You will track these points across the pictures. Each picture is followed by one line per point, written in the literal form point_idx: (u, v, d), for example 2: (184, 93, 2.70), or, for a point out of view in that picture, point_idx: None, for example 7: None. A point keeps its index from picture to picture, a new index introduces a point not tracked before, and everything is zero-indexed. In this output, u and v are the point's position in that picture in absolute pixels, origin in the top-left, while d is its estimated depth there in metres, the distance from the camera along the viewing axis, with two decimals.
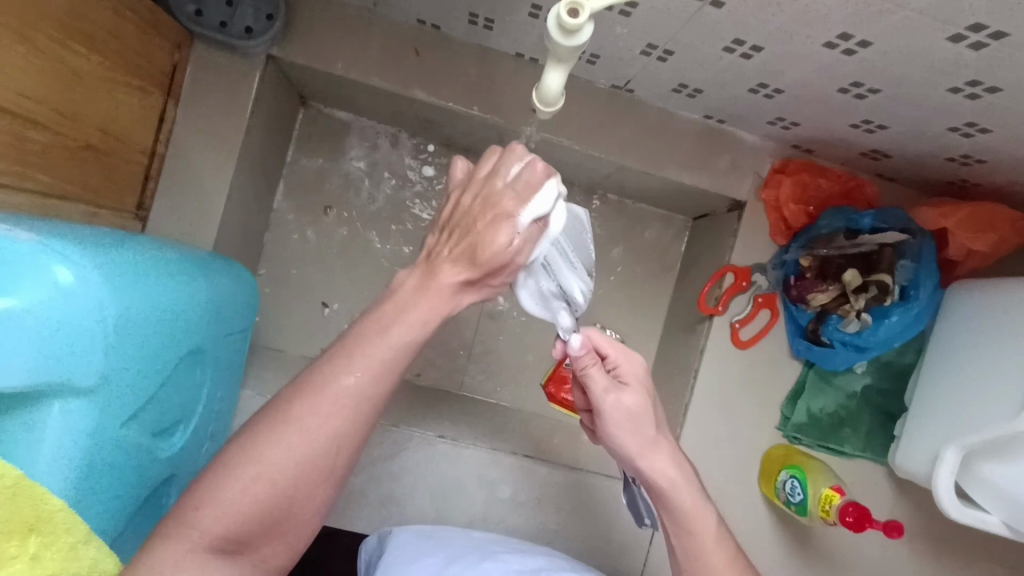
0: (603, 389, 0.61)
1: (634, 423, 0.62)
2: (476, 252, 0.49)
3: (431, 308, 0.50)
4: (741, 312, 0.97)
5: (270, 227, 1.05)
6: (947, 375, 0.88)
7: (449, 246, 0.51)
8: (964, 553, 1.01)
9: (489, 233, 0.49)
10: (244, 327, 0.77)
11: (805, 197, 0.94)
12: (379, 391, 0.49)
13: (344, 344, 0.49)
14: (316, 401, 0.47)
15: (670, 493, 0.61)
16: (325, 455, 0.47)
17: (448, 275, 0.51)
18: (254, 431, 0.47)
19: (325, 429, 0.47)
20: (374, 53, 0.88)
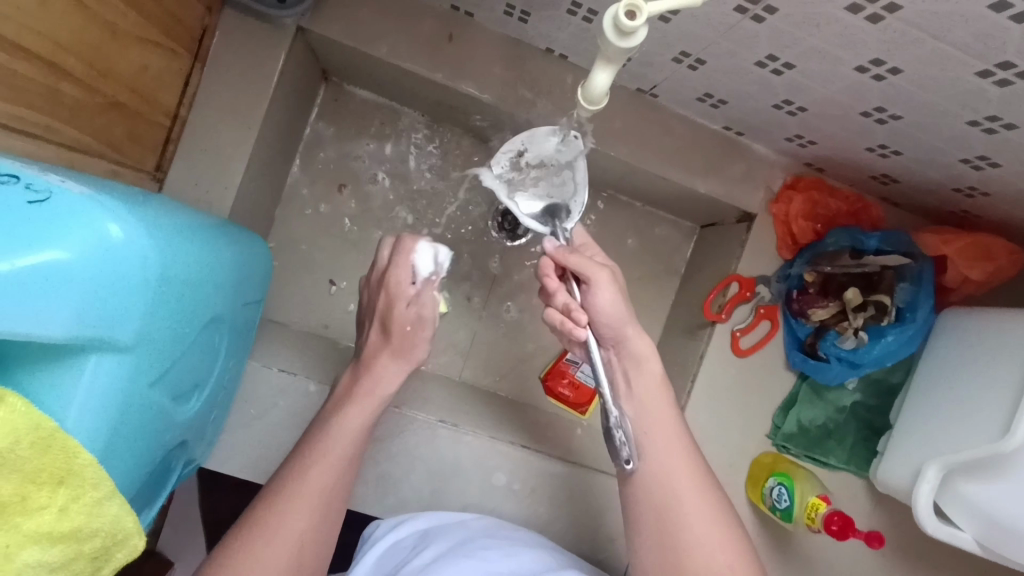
0: (590, 277, 0.70)
1: (618, 312, 0.72)
2: (390, 319, 0.80)
3: (371, 401, 0.78)
4: (743, 321, 0.99)
5: (285, 201, 1.06)
6: (934, 397, 0.92)
7: (376, 337, 0.82)
8: (934, 565, 1.05)
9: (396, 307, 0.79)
10: (256, 298, 0.77)
11: (814, 214, 0.96)
12: (334, 482, 0.73)
13: (306, 452, 0.74)
14: (282, 501, 0.70)
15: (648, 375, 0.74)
16: (287, 561, 0.67)
17: (381, 361, 0.81)
18: (234, 538, 0.68)
19: (287, 534, 0.68)
20: (406, 38, 0.89)
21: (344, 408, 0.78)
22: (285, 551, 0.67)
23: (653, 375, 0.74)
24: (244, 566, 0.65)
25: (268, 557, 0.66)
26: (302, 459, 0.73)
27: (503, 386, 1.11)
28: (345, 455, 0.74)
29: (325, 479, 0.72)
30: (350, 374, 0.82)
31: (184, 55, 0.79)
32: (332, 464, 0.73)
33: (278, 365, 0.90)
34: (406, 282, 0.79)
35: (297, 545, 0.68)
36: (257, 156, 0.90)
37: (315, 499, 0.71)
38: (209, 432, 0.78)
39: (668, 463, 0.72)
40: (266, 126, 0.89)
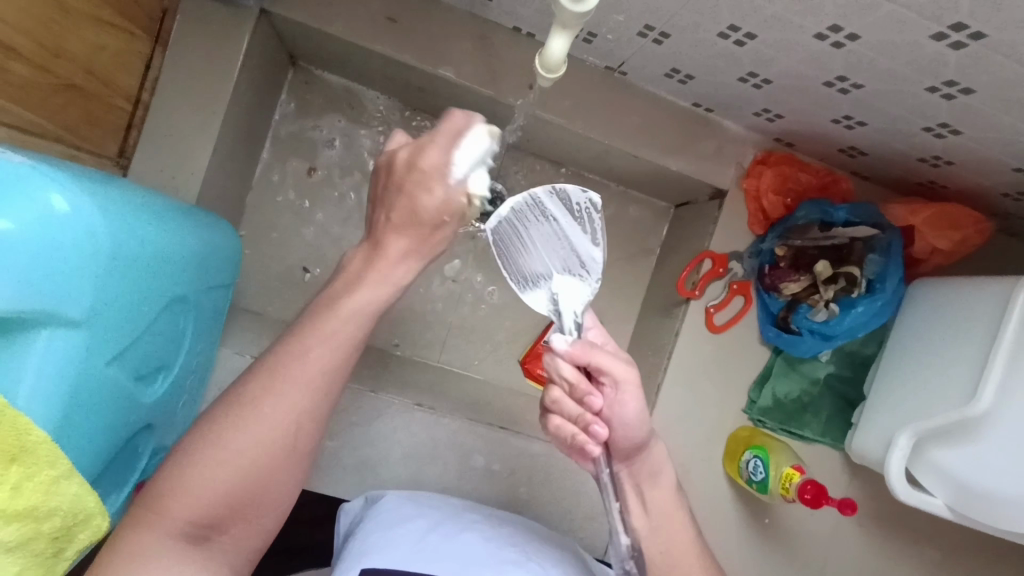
0: (618, 379, 0.60)
1: (642, 423, 0.62)
2: (417, 212, 0.58)
3: (383, 280, 0.60)
4: (716, 297, 1.00)
5: (256, 189, 1.05)
6: (903, 368, 0.93)
7: (388, 216, 0.60)
8: (909, 533, 1.07)
9: (425, 195, 0.57)
10: (224, 282, 0.77)
11: (784, 188, 0.97)
12: (333, 367, 0.58)
13: (303, 326, 0.59)
14: (272, 382, 0.56)
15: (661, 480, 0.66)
16: (280, 437, 0.56)
17: (394, 244, 0.60)
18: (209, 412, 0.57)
19: (277, 411, 0.56)
20: (372, 18, 0.88)
21: (348, 282, 0.61)
22: (258, 437, 0.55)
23: (666, 485, 0.67)
24: (229, 441, 0.54)
25: (260, 427, 0.55)
26: (288, 341, 0.58)
27: (482, 369, 1.11)
28: (359, 314, 0.59)
29: (317, 367, 0.57)
30: (359, 249, 0.62)
31: (143, 38, 0.78)
32: (320, 355, 0.58)
33: (250, 351, 0.90)
34: (425, 159, 0.56)
35: (288, 430, 0.56)
36: (223, 141, 0.89)
37: (306, 385, 0.57)
38: (179, 418, 0.77)
39: (664, 524, 0.65)
40: (231, 111, 0.88)
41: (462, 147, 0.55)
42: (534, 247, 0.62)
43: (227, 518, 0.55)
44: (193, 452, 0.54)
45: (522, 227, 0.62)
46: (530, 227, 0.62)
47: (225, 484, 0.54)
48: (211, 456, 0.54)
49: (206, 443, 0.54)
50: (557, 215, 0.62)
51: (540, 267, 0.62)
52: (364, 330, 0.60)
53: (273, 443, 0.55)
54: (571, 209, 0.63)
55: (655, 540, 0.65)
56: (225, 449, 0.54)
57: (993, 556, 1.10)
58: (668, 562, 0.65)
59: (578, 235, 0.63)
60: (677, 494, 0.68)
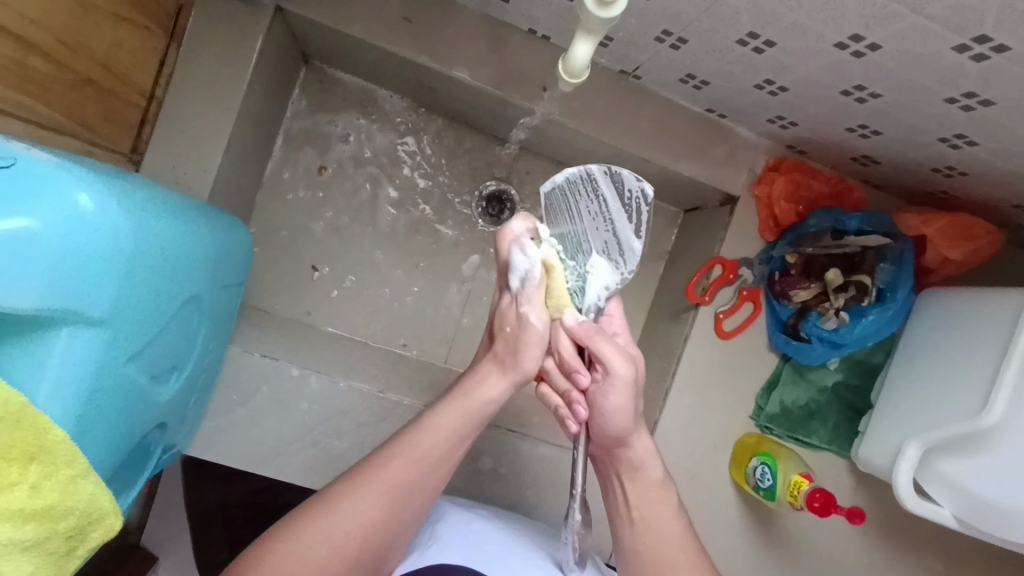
0: (612, 371, 0.60)
1: (624, 418, 0.62)
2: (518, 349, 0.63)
3: (467, 412, 0.65)
4: (726, 303, 1.00)
5: (266, 187, 1.04)
6: (912, 377, 0.93)
7: (501, 348, 0.65)
8: (913, 541, 1.07)
9: (526, 327, 0.61)
10: (236, 281, 0.77)
11: (796, 196, 0.97)
12: (416, 479, 0.64)
13: (402, 437, 0.65)
14: (362, 488, 0.62)
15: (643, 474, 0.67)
16: (352, 541, 0.60)
17: (491, 383, 0.65)
18: (303, 509, 0.62)
19: (358, 515, 0.61)
20: (389, 18, 0.88)
21: (446, 403, 0.66)
22: (339, 538, 0.60)
23: (651, 480, 0.68)
24: (309, 537, 0.59)
25: (350, 528, 0.60)
26: (383, 451, 0.64)
27: None
28: (447, 444, 0.65)
29: (402, 484, 0.63)
30: (495, 376, 0.65)
31: (159, 34, 0.77)
32: (410, 464, 0.63)
33: (260, 350, 0.90)
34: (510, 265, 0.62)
35: (360, 534, 0.61)
36: (237, 139, 0.88)
37: (388, 497, 0.62)
38: (190, 415, 0.77)
39: (646, 517, 0.67)
40: (245, 109, 0.87)
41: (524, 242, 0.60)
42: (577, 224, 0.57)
43: None
44: (277, 542, 0.59)
45: (577, 201, 0.56)
46: (580, 200, 0.55)
47: None
48: (305, 549, 0.59)
49: (293, 532, 0.60)
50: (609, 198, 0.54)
51: (580, 243, 0.58)
52: (444, 454, 0.65)
53: (343, 546, 0.60)
54: (622, 196, 0.53)
55: (644, 542, 0.67)
56: (316, 542, 0.59)
57: (996, 567, 1.10)
58: (647, 550, 0.66)
59: (624, 223, 0.54)
60: (664, 487, 0.69)
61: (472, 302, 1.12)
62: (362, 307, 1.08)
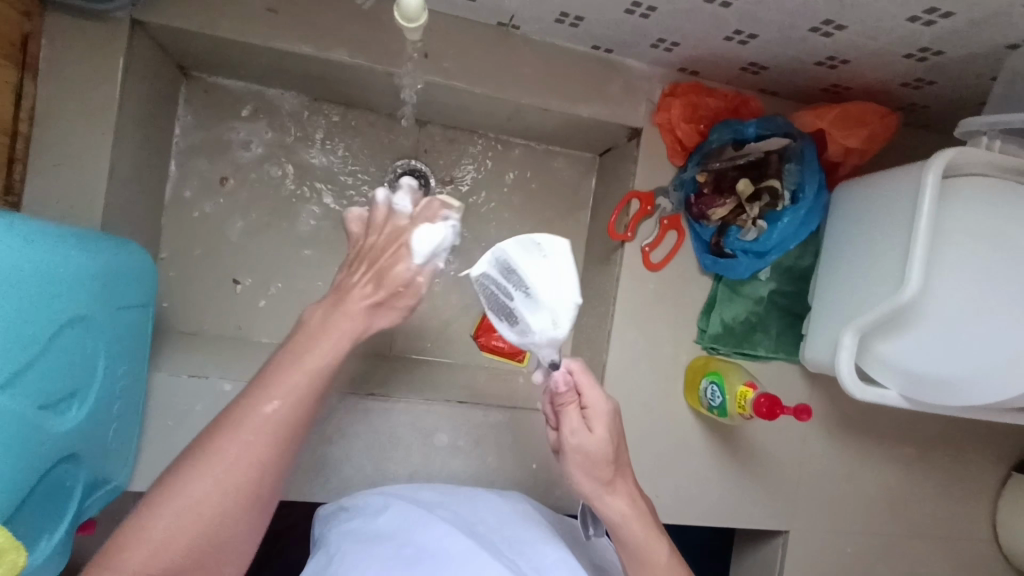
0: (594, 417, 0.68)
1: (598, 481, 0.69)
2: (383, 275, 0.60)
3: (352, 317, 0.60)
4: (650, 235, 1.00)
5: (170, 208, 1.02)
6: (840, 270, 0.95)
7: (359, 274, 0.61)
8: (874, 433, 1.09)
9: (393, 262, 0.60)
10: (137, 302, 0.75)
11: (696, 116, 0.97)
12: (298, 413, 0.56)
13: (262, 377, 0.57)
14: (237, 429, 0.54)
15: (623, 528, 0.70)
16: (249, 477, 0.54)
17: (358, 300, 0.60)
18: (180, 460, 0.54)
19: (242, 454, 0.54)
20: (252, 12, 0.86)
21: (307, 336, 0.59)
22: (219, 482, 0.53)
23: (642, 532, 0.70)
24: (189, 491, 0.52)
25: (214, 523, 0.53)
26: (268, 369, 0.57)
27: (436, 350, 1.11)
28: (323, 369, 0.58)
29: (248, 459, 0.54)
30: (318, 303, 0.61)
31: (9, 68, 0.74)
32: (289, 389, 0.56)
33: (187, 371, 0.87)
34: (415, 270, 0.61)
35: (251, 471, 0.54)
36: (121, 162, 0.86)
37: (292, 395, 0.56)
38: (117, 443, 0.75)
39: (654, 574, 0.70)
40: (123, 131, 0.85)
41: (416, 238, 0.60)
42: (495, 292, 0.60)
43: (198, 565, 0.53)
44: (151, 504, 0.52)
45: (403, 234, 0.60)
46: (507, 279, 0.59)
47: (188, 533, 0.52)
48: (186, 489, 0.52)
49: (188, 470, 0.53)
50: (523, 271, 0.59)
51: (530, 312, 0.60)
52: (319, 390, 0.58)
53: (215, 509, 0.53)
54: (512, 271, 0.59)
55: None
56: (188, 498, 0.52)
57: (959, 443, 1.13)
58: None
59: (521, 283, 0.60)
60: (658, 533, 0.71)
61: None
62: (295, 311, 1.06)
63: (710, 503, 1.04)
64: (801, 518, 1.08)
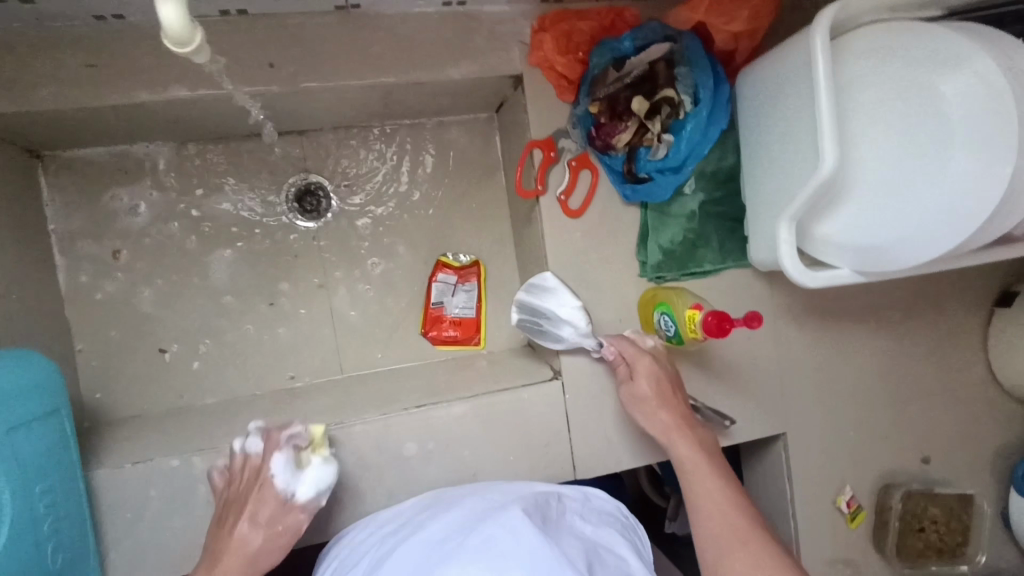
0: (637, 367, 0.90)
1: (654, 418, 0.88)
2: (258, 514, 0.77)
3: (240, 559, 0.76)
4: (562, 182, 0.94)
5: (70, 299, 0.97)
6: (763, 161, 0.90)
7: (235, 514, 0.77)
8: (846, 310, 1.06)
9: (266, 490, 0.78)
10: (42, 413, 0.71)
11: (571, 46, 0.90)
12: None
13: (202, 574, 0.75)
14: None
15: (672, 447, 0.85)
16: None
17: (241, 534, 0.77)
18: None
19: None
20: (73, 71, 0.79)
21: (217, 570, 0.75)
22: None
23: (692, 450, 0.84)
24: None
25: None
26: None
27: (389, 359, 1.07)
28: (236, 575, 0.75)
29: None
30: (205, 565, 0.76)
31: None
32: None
33: (130, 459, 0.83)
34: (295, 500, 0.79)
35: None
36: None
37: None
38: (68, 553, 0.73)
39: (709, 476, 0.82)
40: None
41: (312, 479, 0.80)
42: (551, 327, 0.94)
43: None
44: None
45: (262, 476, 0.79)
46: (541, 304, 0.95)
47: None
48: None
49: None
50: (546, 304, 0.94)
51: (571, 331, 0.93)
52: None
53: None
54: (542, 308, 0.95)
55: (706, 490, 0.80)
56: None
57: (934, 295, 1.10)
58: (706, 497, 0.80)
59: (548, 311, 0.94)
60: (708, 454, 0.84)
61: (340, 304, 1.06)
62: (233, 363, 1.02)
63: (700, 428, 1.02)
64: (794, 416, 1.06)
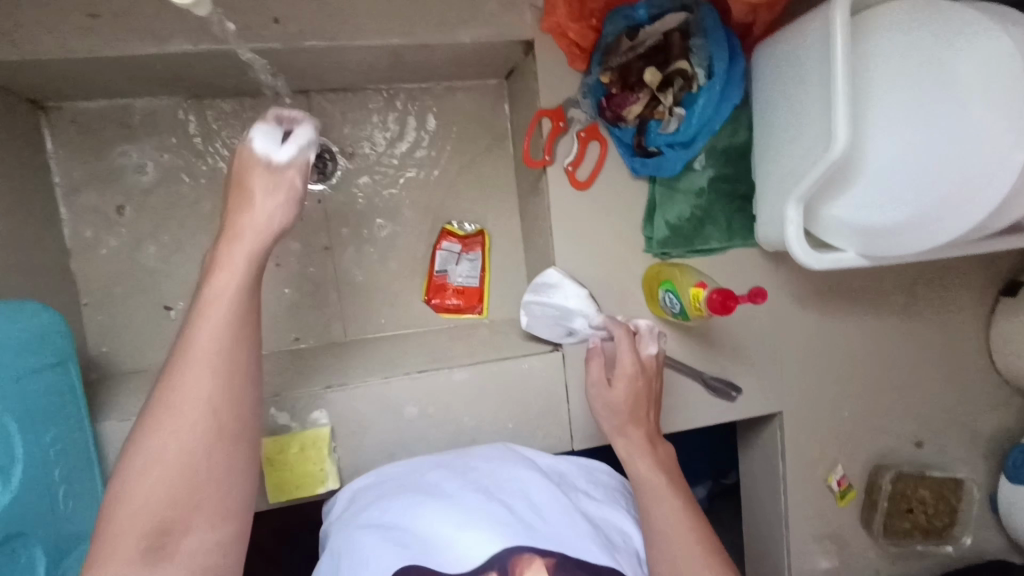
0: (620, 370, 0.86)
1: (619, 425, 0.85)
2: (263, 159, 0.66)
3: (204, 325, 0.59)
4: (569, 153, 0.93)
5: (76, 253, 0.97)
6: (773, 138, 0.89)
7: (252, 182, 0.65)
8: (851, 292, 1.06)
9: (253, 176, 0.65)
10: (48, 363, 0.72)
11: (584, 12, 0.88)
12: (220, 388, 0.59)
13: (166, 369, 0.59)
14: (170, 403, 0.57)
15: (633, 471, 0.82)
16: (175, 466, 0.56)
17: (265, 209, 0.64)
18: (114, 486, 0.56)
19: (171, 452, 0.56)
20: (73, 23, 0.78)
21: (173, 367, 0.58)
22: (158, 490, 0.55)
23: (658, 484, 0.80)
24: (136, 494, 0.55)
25: (176, 544, 0.55)
26: (171, 365, 0.59)
27: (392, 324, 1.08)
28: (215, 340, 0.59)
29: (180, 456, 0.56)
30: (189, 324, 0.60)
31: None
32: (206, 364, 0.58)
33: (134, 412, 0.85)
34: (293, 167, 0.67)
35: (179, 474, 0.56)
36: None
37: (197, 392, 0.58)
38: (82, 499, 0.74)
39: (672, 516, 0.77)
40: None
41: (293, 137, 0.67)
42: (561, 322, 0.95)
43: (184, 518, 0.56)
44: (114, 492, 0.56)
45: (242, 146, 0.67)
46: (548, 302, 0.95)
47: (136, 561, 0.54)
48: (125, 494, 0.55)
49: (122, 484, 0.56)
50: (553, 300, 0.95)
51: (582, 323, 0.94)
52: (226, 342, 0.59)
53: (161, 489, 0.55)
54: (549, 304, 0.95)
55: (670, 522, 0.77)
56: (139, 494, 0.55)
57: (941, 280, 1.09)
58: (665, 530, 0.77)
59: (556, 307, 0.95)
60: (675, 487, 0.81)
61: (345, 267, 1.06)
62: None
63: (697, 404, 1.03)
64: (792, 396, 1.06)
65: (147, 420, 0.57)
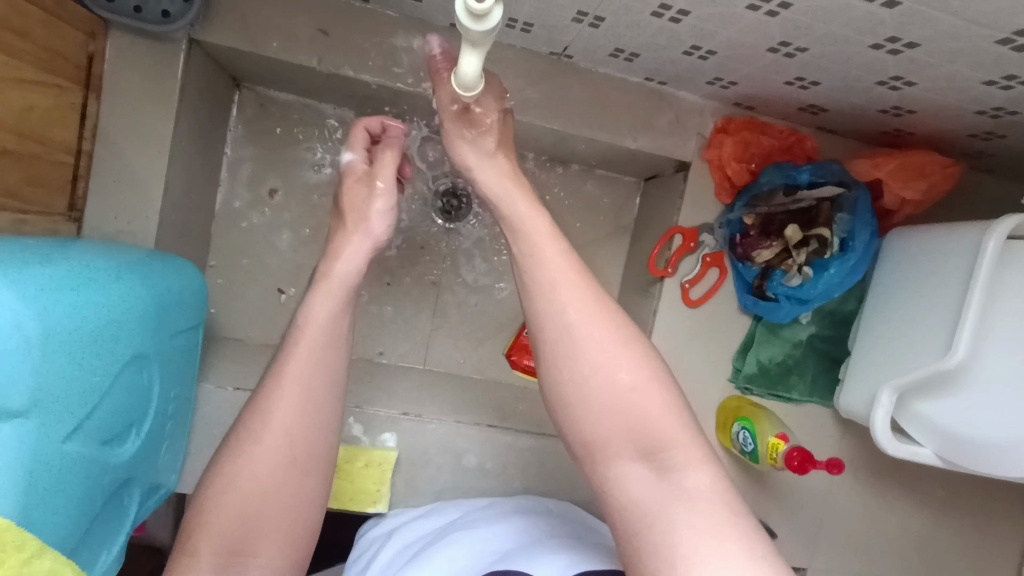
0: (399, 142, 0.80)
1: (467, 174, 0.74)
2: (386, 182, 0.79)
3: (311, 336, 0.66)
4: (690, 272, 0.99)
5: (218, 219, 1.04)
6: (881, 320, 0.93)
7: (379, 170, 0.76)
8: (904, 478, 1.08)
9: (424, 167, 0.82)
10: (191, 325, 0.78)
11: (747, 155, 0.94)
12: (312, 400, 0.65)
13: (269, 376, 0.66)
14: (271, 404, 0.64)
15: (536, 250, 0.64)
16: (270, 474, 0.62)
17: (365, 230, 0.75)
18: (204, 492, 0.62)
19: (263, 462, 0.62)
20: (305, 36, 0.86)
21: (273, 377, 0.65)
22: (252, 493, 0.61)
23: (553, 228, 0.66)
24: (223, 501, 0.61)
25: (253, 557, 0.61)
26: (267, 379, 0.65)
27: (468, 368, 1.13)
28: (308, 363, 0.66)
29: (274, 453, 0.63)
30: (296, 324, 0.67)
31: (74, 89, 0.75)
32: (301, 377, 0.65)
33: (232, 383, 0.90)
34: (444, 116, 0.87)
35: (273, 477, 0.62)
36: (177, 177, 0.88)
37: (298, 400, 0.64)
38: (171, 456, 0.81)
39: (638, 400, 0.58)
40: (178, 146, 0.87)
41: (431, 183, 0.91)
42: None
43: (263, 529, 0.62)
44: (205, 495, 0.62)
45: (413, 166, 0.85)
46: None
47: (225, 532, 0.60)
48: (220, 500, 0.61)
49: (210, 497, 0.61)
50: None
51: None
52: (328, 362, 0.66)
53: (252, 499, 0.61)
54: None
55: (624, 372, 0.59)
56: (230, 497, 0.61)
57: (992, 494, 1.11)
58: (631, 391, 0.58)
59: None
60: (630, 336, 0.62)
61: (444, 302, 1.12)
62: None
63: None
64: None
65: (235, 438, 0.63)
